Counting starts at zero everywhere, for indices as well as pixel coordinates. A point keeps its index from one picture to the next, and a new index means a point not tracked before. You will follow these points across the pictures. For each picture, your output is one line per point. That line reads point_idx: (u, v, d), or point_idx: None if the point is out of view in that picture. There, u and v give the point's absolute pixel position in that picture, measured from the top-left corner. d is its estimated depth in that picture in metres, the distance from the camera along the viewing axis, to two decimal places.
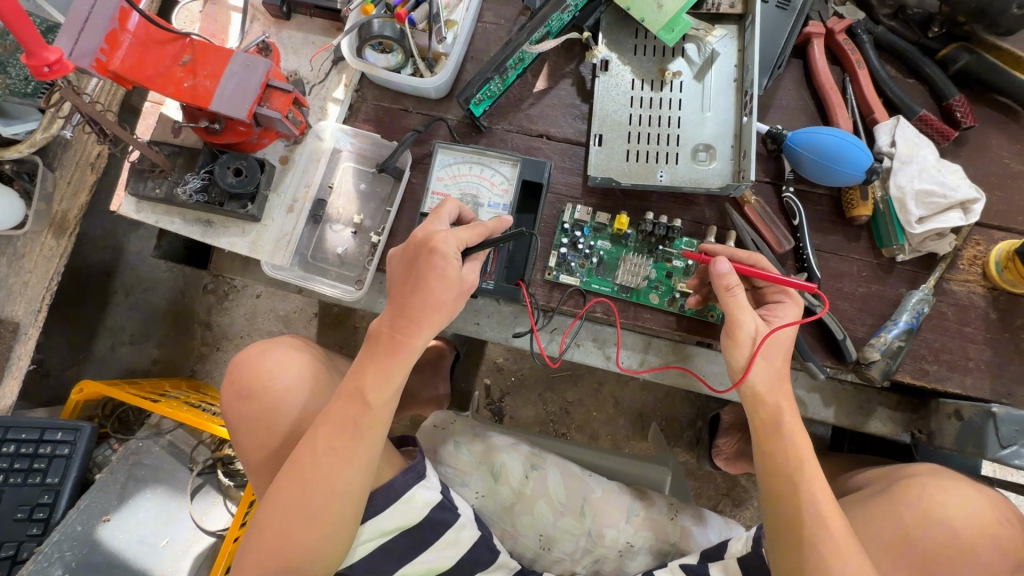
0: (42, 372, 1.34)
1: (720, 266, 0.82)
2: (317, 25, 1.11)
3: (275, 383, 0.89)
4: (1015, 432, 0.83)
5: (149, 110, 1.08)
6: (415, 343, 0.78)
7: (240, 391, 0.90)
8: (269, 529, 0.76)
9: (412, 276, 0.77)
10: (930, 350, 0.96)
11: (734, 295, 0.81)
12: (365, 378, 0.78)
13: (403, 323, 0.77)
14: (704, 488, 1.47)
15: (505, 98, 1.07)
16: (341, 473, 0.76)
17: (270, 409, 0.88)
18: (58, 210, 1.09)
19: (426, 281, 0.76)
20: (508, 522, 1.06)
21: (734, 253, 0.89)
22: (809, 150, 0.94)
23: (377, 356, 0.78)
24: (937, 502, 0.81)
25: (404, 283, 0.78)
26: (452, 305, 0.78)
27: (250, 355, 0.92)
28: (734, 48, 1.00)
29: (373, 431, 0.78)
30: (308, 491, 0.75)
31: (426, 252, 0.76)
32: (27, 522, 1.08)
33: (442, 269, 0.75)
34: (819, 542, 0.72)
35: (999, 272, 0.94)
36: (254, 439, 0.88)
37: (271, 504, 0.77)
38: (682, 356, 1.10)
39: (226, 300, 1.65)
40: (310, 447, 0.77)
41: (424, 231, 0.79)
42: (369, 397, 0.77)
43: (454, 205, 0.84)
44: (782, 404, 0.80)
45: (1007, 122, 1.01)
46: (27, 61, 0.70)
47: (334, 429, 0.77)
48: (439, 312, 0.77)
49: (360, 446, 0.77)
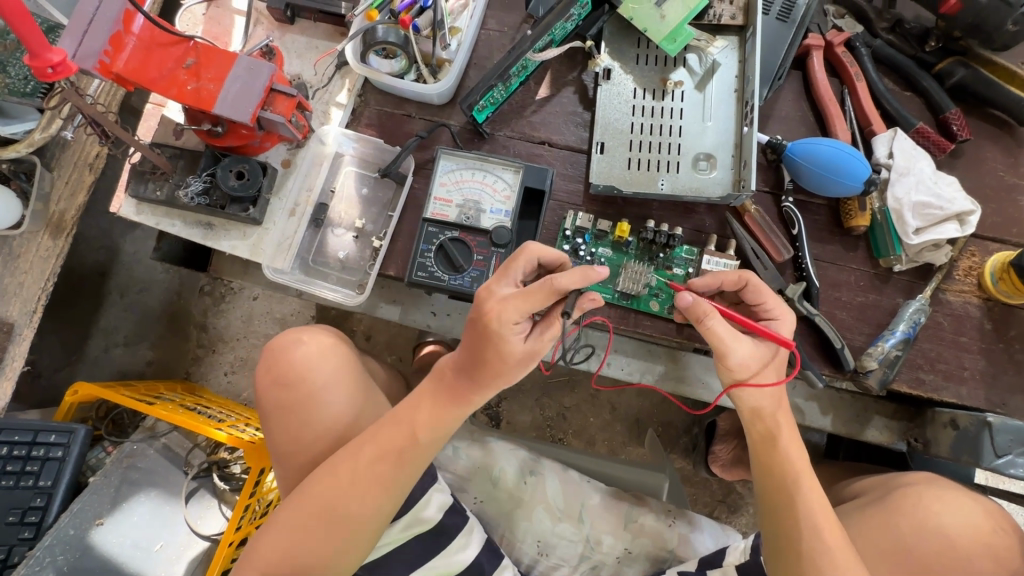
0: (33, 373, 1.41)
1: (687, 299, 0.74)
2: (321, 30, 1.11)
3: (313, 376, 0.88)
4: (1010, 442, 0.85)
5: (150, 112, 1.08)
6: (475, 396, 0.77)
7: (278, 378, 0.89)
8: (286, 530, 0.76)
9: (475, 341, 0.73)
10: (926, 359, 0.97)
11: (709, 326, 0.76)
12: (419, 414, 0.77)
13: (464, 377, 0.76)
14: (700, 495, 1.47)
15: (508, 105, 1.07)
16: (368, 497, 0.76)
17: (305, 401, 0.87)
18: (56, 211, 1.08)
19: (488, 351, 0.72)
20: (506, 528, 1.07)
21: (723, 277, 0.84)
22: (809, 160, 0.95)
23: (437, 397, 0.78)
24: (932, 511, 0.82)
25: (469, 340, 0.74)
26: (515, 370, 0.74)
27: (290, 343, 0.90)
28: (735, 58, 1.02)
29: (413, 468, 0.78)
30: (333, 503, 0.75)
31: (486, 328, 0.71)
32: (19, 525, 1.07)
33: (503, 343, 0.71)
34: (817, 556, 0.72)
35: (994, 283, 0.95)
36: (286, 428, 0.87)
37: (293, 505, 0.76)
38: (666, 359, 1.14)
39: (222, 302, 1.55)
40: (351, 459, 0.76)
41: (490, 292, 0.72)
42: (419, 434, 0.77)
43: (535, 254, 0.75)
44: (779, 421, 0.81)
45: (1001, 135, 1.03)
46: (30, 62, 0.70)
47: (378, 453, 0.76)
48: (501, 375, 0.74)
49: (398, 479, 0.77)
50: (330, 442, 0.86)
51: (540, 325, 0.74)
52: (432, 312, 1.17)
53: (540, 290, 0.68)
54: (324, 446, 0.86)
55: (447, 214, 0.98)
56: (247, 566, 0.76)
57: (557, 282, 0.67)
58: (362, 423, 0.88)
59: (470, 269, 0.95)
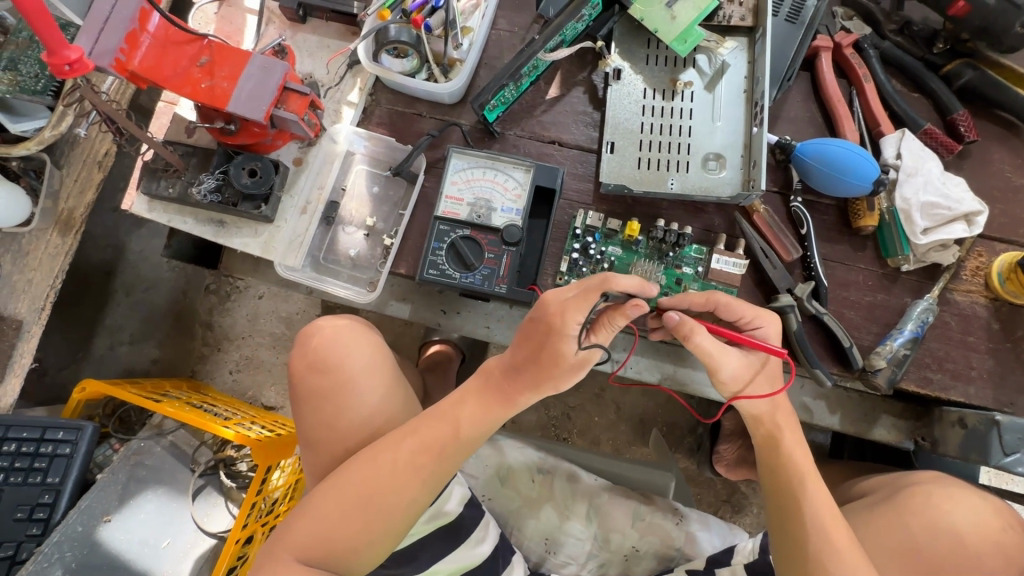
0: (40, 371, 1.35)
1: (672, 317, 0.80)
2: (332, 29, 1.12)
3: (349, 363, 0.89)
4: (1019, 440, 0.85)
5: (162, 110, 1.08)
6: (522, 397, 0.80)
7: (315, 364, 0.89)
8: (322, 516, 0.75)
9: (533, 341, 0.76)
10: (934, 359, 0.98)
11: (696, 343, 0.80)
12: (464, 410, 0.80)
13: (515, 378, 0.79)
14: (704, 495, 1.47)
15: (518, 104, 1.08)
16: (406, 487, 0.77)
17: (340, 388, 0.88)
18: (65, 208, 1.09)
19: (544, 351, 0.75)
20: (515, 525, 1.07)
21: (690, 299, 0.86)
22: (818, 160, 0.96)
23: (483, 396, 0.81)
24: (941, 509, 0.83)
25: (523, 341, 0.77)
26: (566, 376, 0.77)
27: (328, 332, 0.91)
28: (744, 59, 1.02)
29: (453, 461, 0.79)
30: (372, 491, 0.76)
31: (548, 327, 0.74)
32: (27, 522, 1.07)
33: (564, 345, 0.73)
34: (826, 557, 0.72)
35: (1001, 283, 0.96)
36: (318, 415, 0.88)
37: (328, 492, 0.77)
38: (675, 359, 1.14)
39: (228, 300, 1.60)
40: (393, 450, 0.77)
41: (554, 297, 0.75)
42: (463, 429, 0.79)
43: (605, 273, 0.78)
44: (781, 424, 0.83)
45: (1007, 137, 1.04)
46: (48, 59, 0.70)
47: (420, 445, 0.78)
48: (553, 379, 0.77)
49: (438, 472, 0.78)
50: (361, 429, 0.86)
51: (595, 328, 0.76)
52: (441, 310, 1.17)
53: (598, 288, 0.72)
54: (356, 435, 0.86)
55: (458, 212, 0.99)
56: (280, 551, 0.74)
57: (615, 282, 0.71)
58: (392, 413, 0.88)
59: (481, 267, 0.96)
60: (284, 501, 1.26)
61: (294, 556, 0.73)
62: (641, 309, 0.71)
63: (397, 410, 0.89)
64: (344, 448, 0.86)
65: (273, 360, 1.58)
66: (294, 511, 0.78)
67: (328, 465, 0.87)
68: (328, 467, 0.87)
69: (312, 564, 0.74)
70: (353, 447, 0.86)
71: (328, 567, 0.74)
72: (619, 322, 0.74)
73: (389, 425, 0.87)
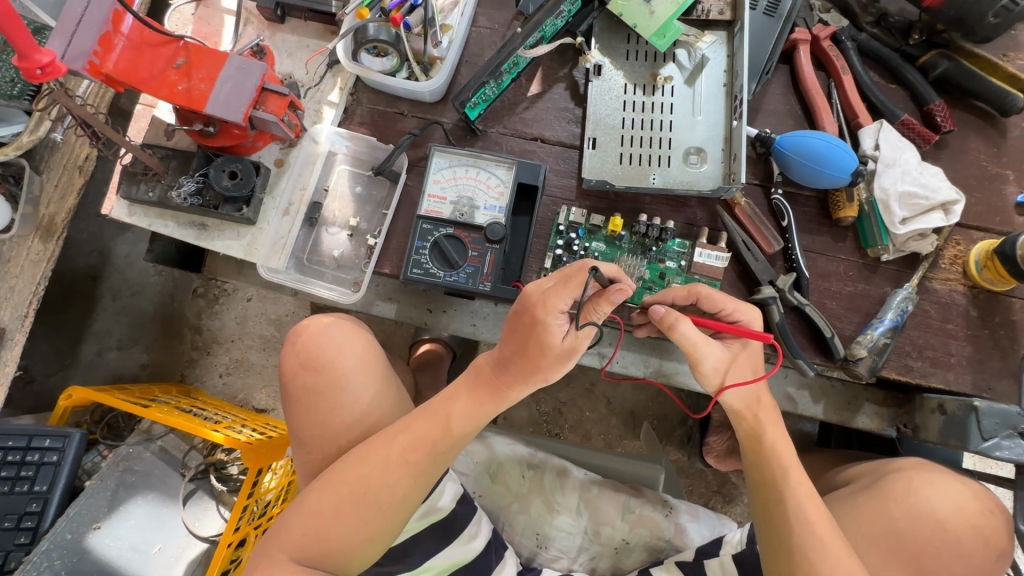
0: (26, 379, 1.33)
1: (656, 310, 0.82)
2: (311, 29, 1.12)
3: (342, 361, 0.88)
4: (996, 425, 0.86)
5: (140, 113, 1.08)
6: (512, 392, 0.80)
7: (308, 362, 0.89)
8: (315, 514, 0.75)
9: (518, 336, 0.76)
10: (913, 346, 0.99)
11: (681, 334, 0.81)
12: (455, 406, 0.79)
13: (504, 373, 0.79)
14: (695, 486, 1.48)
15: (500, 102, 1.08)
16: (398, 484, 0.77)
17: (333, 386, 0.87)
18: (46, 214, 1.07)
19: (531, 343, 0.74)
20: (506, 521, 1.08)
21: (673, 293, 0.88)
22: (798, 152, 0.97)
23: (473, 391, 0.80)
24: (922, 495, 0.84)
25: (510, 334, 0.77)
26: (554, 367, 0.76)
27: (317, 328, 0.91)
28: (724, 53, 1.03)
29: (444, 458, 0.79)
30: (365, 488, 0.76)
31: (532, 319, 0.73)
32: (15, 531, 1.05)
33: (551, 335, 0.73)
34: (809, 550, 0.73)
35: (979, 271, 0.98)
36: (309, 412, 0.88)
37: (320, 490, 0.77)
38: (661, 353, 1.15)
39: (216, 304, 1.57)
40: (384, 448, 0.77)
41: (538, 287, 0.74)
42: (454, 425, 0.79)
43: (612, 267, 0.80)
44: (761, 419, 0.83)
45: (982, 125, 1.05)
46: (18, 63, 0.67)
47: (410, 442, 0.77)
48: (541, 371, 0.76)
49: (429, 469, 0.78)
50: (351, 428, 0.87)
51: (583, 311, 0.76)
52: (427, 309, 1.17)
53: (581, 272, 0.73)
54: (349, 432, 0.86)
55: (441, 211, 0.99)
56: (275, 549, 0.75)
57: (597, 265, 0.73)
58: (385, 412, 0.89)
59: (465, 265, 0.96)
60: (277, 503, 1.26)
61: (289, 555, 0.74)
62: (624, 294, 0.71)
63: (390, 409, 0.90)
64: (334, 448, 0.87)
65: (263, 362, 1.56)
66: (286, 510, 0.79)
67: (320, 464, 0.87)
68: (320, 467, 0.87)
69: (304, 561, 0.74)
70: (345, 447, 0.86)
71: (323, 566, 0.75)
72: (603, 309, 0.73)
73: (383, 422, 0.88)
